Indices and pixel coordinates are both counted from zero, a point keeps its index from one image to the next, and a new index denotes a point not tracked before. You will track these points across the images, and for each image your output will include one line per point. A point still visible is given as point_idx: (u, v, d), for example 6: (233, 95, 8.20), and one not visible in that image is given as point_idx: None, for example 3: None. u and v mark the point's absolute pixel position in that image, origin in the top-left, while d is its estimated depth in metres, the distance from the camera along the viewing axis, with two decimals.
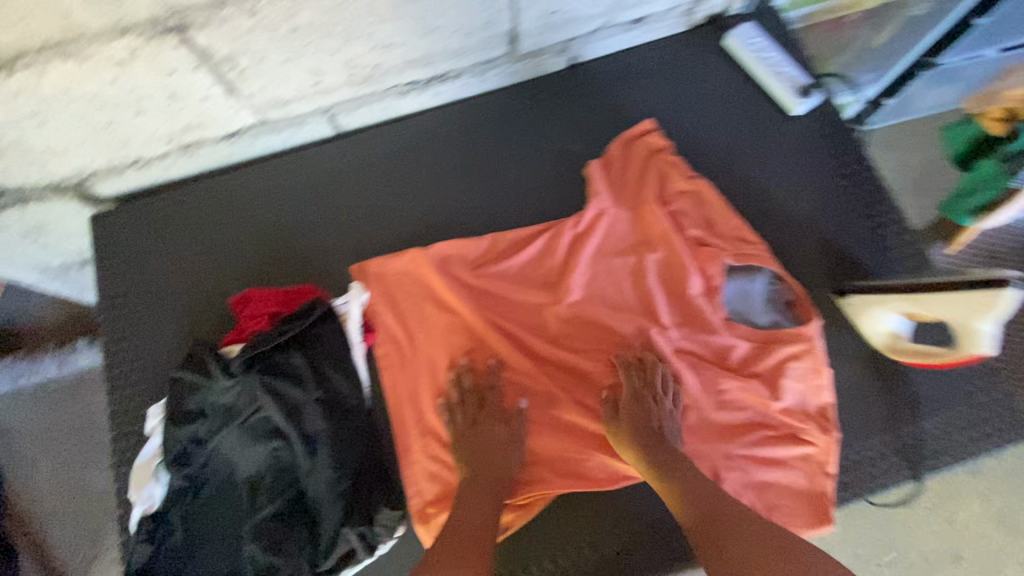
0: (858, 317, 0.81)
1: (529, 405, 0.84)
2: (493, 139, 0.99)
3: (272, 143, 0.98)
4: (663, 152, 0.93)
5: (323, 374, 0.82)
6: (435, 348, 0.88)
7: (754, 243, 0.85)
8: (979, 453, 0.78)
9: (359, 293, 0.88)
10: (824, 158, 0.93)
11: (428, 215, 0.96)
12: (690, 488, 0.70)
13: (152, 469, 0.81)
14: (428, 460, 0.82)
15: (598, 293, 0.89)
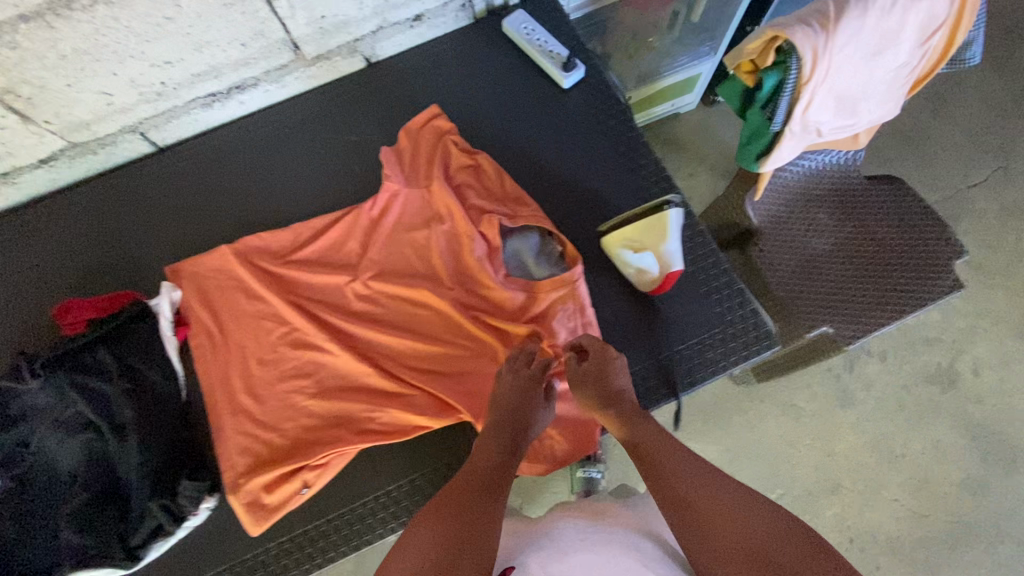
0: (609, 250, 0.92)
1: (332, 374, 0.91)
2: (301, 139, 1.08)
3: (92, 165, 1.05)
4: (449, 133, 1.02)
5: (132, 368, 0.89)
6: (245, 334, 0.94)
7: (525, 204, 0.94)
8: (729, 366, 0.87)
9: (169, 291, 0.95)
10: (592, 124, 1.03)
11: (242, 215, 1.03)
12: (660, 441, 0.72)
13: None
14: (239, 436, 0.88)
15: (394, 267, 0.97)
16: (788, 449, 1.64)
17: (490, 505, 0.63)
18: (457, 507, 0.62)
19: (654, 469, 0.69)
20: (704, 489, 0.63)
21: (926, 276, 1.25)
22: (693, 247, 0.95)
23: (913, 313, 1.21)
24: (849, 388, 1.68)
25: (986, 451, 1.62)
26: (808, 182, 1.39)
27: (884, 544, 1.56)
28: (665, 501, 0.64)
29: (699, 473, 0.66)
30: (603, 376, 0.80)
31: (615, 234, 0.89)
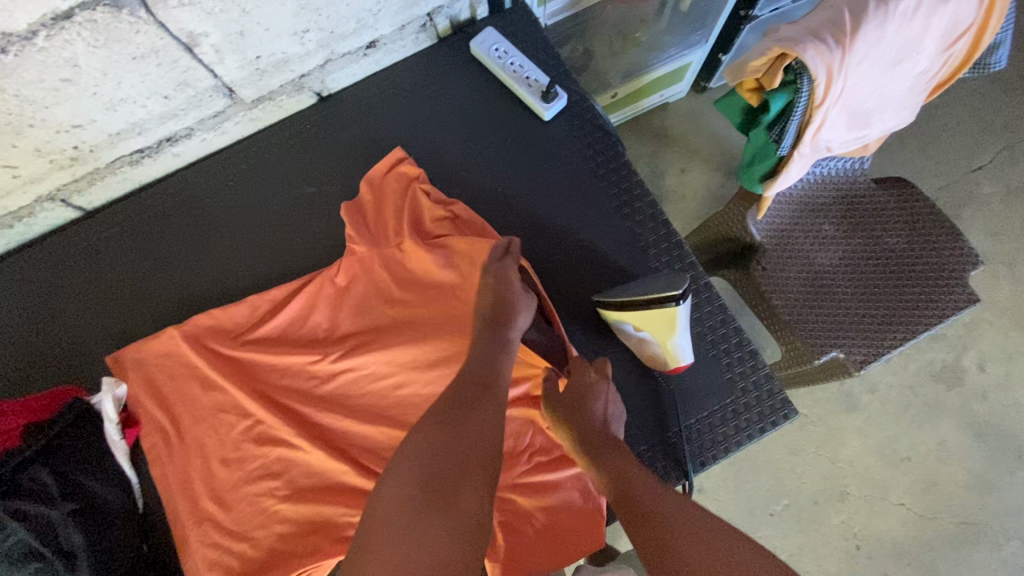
0: (610, 323, 0.83)
1: (305, 471, 0.82)
2: (249, 191, 0.94)
3: (10, 238, 0.91)
4: (417, 180, 0.89)
5: (76, 483, 0.78)
6: (204, 429, 0.84)
7: (521, 263, 0.82)
8: (743, 440, 0.79)
9: (111, 388, 0.83)
10: (578, 161, 0.92)
11: (190, 287, 0.91)
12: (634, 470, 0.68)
13: None
14: (208, 549, 0.79)
15: (366, 342, 0.86)
16: (792, 458, 1.60)
17: (484, 415, 0.67)
18: (458, 416, 0.66)
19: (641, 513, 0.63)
20: (689, 536, 0.60)
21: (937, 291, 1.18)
22: (698, 304, 0.85)
23: (926, 332, 1.15)
24: (853, 391, 1.63)
25: (990, 449, 1.59)
26: (813, 191, 1.28)
27: (890, 549, 1.54)
28: (646, 544, 0.61)
29: (683, 511, 0.63)
30: (579, 403, 0.74)
31: (617, 311, 0.79)
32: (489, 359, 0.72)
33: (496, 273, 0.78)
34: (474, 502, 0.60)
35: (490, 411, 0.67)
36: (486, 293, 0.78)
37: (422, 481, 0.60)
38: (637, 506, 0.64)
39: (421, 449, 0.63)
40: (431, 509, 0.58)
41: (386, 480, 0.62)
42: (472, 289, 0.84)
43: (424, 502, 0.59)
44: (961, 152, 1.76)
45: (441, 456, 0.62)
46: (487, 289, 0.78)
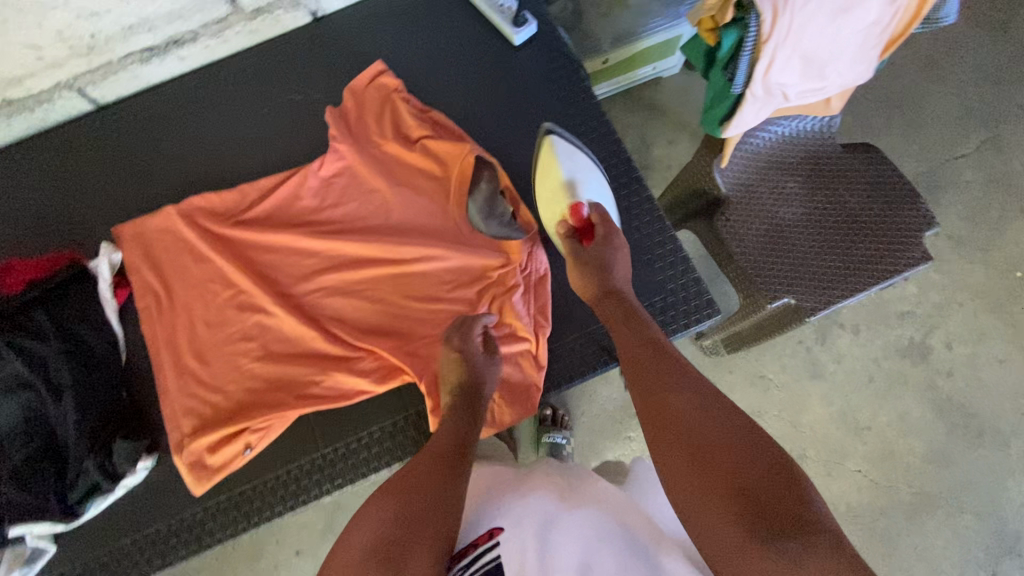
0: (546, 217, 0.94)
1: (276, 336, 0.90)
2: (247, 95, 1.04)
3: (31, 123, 1.02)
4: (397, 91, 0.98)
5: (68, 329, 0.88)
6: (189, 295, 0.93)
7: (488, 164, 0.94)
8: (670, 332, 0.87)
9: (108, 253, 0.94)
10: (543, 82, 1.00)
11: (187, 176, 1.00)
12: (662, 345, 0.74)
13: None
14: (185, 397, 0.88)
15: (341, 229, 0.95)
16: (754, 419, 1.65)
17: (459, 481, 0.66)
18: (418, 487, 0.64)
19: (665, 411, 0.64)
20: (710, 434, 0.60)
21: (888, 250, 1.25)
22: (640, 214, 0.93)
23: (875, 286, 1.21)
24: (819, 360, 1.68)
25: (951, 423, 1.62)
26: (780, 150, 1.34)
27: (844, 512, 1.58)
28: (660, 425, 0.64)
29: (714, 413, 0.62)
30: (602, 267, 0.82)
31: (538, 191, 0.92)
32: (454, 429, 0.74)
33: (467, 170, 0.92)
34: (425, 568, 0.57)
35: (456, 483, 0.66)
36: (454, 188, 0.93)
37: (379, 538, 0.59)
38: (663, 395, 0.66)
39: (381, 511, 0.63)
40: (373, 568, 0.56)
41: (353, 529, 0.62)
42: (447, 186, 0.94)
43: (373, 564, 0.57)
44: (946, 138, 1.80)
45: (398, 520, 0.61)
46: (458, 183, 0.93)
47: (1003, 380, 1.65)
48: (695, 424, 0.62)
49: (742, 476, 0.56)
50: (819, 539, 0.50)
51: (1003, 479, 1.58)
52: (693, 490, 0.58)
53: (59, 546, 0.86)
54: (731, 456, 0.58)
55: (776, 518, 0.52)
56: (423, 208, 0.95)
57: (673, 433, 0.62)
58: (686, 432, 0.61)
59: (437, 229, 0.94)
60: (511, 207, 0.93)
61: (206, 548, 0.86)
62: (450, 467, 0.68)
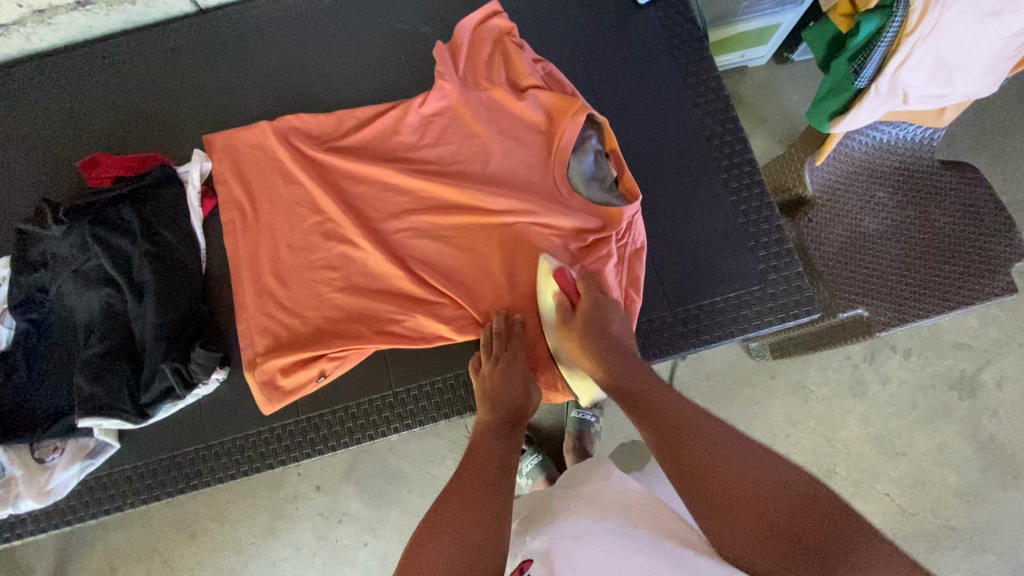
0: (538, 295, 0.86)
1: (360, 269, 0.89)
2: (352, 18, 1.01)
3: (130, 16, 0.99)
4: (510, 35, 0.95)
5: (155, 232, 0.87)
6: (276, 215, 0.91)
7: (598, 124, 0.90)
8: (762, 323, 0.85)
9: (200, 161, 0.92)
10: (662, 50, 0.97)
11: (282, 94, 0.98)
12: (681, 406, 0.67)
13: (43, 485, 0.82)
14: (263, 317, 0.88)
15: (437, 170, 0.92)
16: (788, 428, 1.60)
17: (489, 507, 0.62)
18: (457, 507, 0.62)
19: (680, 439, 0.62)
20: (729, 463, 0.57)
21: (981, 274, 1.17)
22: (746, 199, 0.90)
23: (958, 309, 1.15)
24: (865, 380, 1.61)
25: (990, 462, 1.55)
26: (874, 156, 1.27)
27: None
28: (680, 470, 0.59)
29: (734, 442, 0.59)
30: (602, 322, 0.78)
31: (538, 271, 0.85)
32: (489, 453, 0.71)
33: (575, 126, 0.88)
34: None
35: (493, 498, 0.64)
36: (560, 142, 0.89)
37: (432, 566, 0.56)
38: (683, 438, 0.62)
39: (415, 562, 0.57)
40: None
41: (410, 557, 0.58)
42: (552, 140, 0.91)
43: None
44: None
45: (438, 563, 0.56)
46: (564, 138, 0.89)
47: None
48: (715, 460, 0.58)
49: (779, 513, 0.52)
50: (877, 548, 0.48)
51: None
52: (731, 524, 0.54)
53: (122, 445, 0.87)
54: (760, 481, 0.55)
55: (814, 535, 0.50)
56: (524, 160, 0.92)
57: (698, 476, 0.57)
58: (706, 469, 0.58)
59: (534, 186, 0.90)
60: (619, 170, 0.88)
61: (269, 468, 0.86)
62: (484, 490, 0.65)
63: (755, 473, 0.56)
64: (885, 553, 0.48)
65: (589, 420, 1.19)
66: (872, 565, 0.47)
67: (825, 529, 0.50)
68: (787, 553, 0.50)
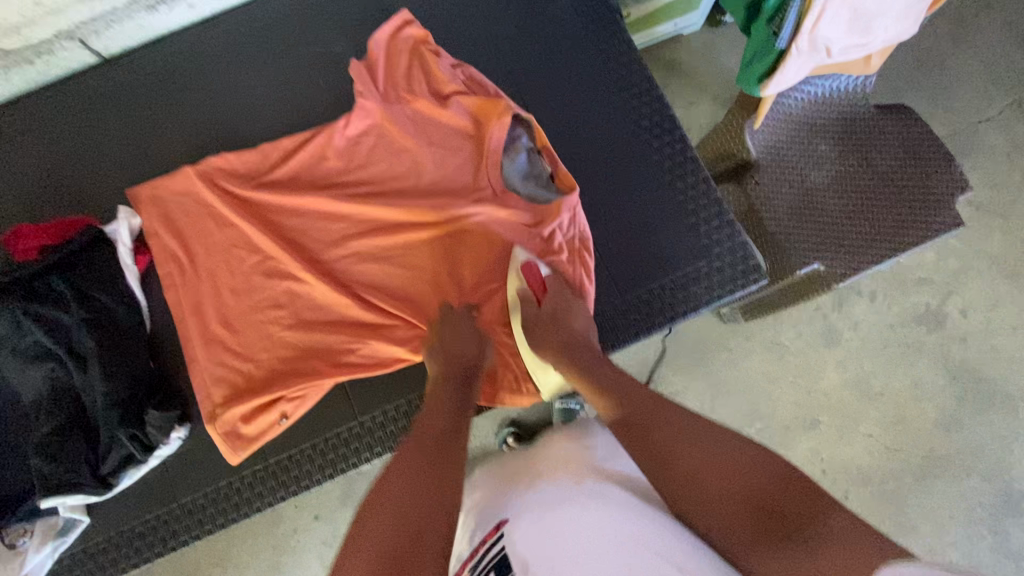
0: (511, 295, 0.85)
1: (308, 303, 0.88)
2: (263, 47, 0.98)
3: (31, 76, 0.95)
4: (425, 44, 0.94)
5: (90, 297, 0.85)
6: (215, 261, 0.89)
7: (525, 122, 0.89)
8: (713, 298, 0.85)
9: (127, 217, 0.90)
10: (580, 40, 0.97)
11: (202, 135, 0.95)
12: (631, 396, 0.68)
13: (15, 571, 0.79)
14: (215, 366, 0.86)
15: (371, 191, 0.91)
16: (769, 386, 1.55)
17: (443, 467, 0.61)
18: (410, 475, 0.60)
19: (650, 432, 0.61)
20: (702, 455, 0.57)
21: (929, 211, 1.17)
22: (682, 176, 0.90)
23: (916, 246, 1.14)
24: (836, 327, 1.57)
25: (965, 389, 1.53)
26: (814, 114, 1.28)
27: (858, 476, 1.50)
28: (650, 455, 0.60)
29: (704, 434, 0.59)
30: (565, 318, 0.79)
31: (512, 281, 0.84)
32: (444, 415, 0.70)
33: (502, 127, 0.87)
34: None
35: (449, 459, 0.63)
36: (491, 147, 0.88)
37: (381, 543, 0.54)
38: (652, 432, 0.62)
39: (368, 525, 0.56)
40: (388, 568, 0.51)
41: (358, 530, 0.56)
42: (482, 145, 0.90)
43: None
44: (993, 75, 1.57)
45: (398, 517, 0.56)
46: (494, 142, 0.88)
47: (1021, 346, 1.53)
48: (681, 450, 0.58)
49: (743, 486, 0.53)
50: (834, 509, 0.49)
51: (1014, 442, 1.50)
52: (708, 505, 0.54)
53: (92, 517, 0.85)
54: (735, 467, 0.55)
55: (785, 512, 0.51)
56: (457, 169, 0.91)
57: (659, 459, 0.59)
58: (678, 457, 0.58)
59: (471, 193, 0.89)
60: (552, 166, 0.88)
61: (244, 517, 0.85)
62: (438, 454, 0.63)
63: (733, 468, 0.55)
64: (847, 519, 0.47)
65: (576, 410, 1.18)
66: (841, 525, 0.47)
67: (790, 508, 0.51)
68: (761, 531, 0.50)
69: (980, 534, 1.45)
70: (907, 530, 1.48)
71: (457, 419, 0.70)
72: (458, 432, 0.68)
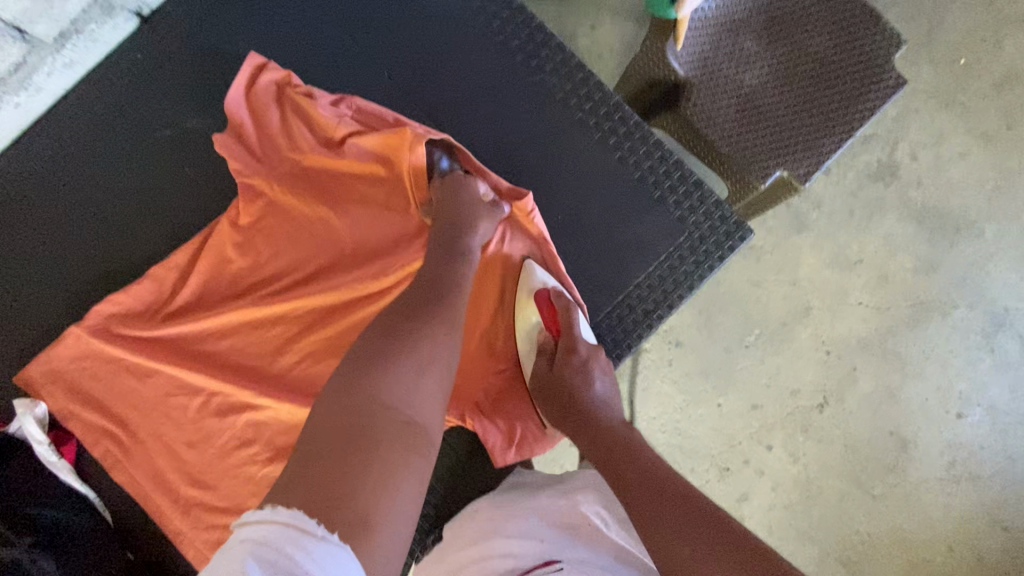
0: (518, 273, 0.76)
1: (278, 428, 0.76)
2: (101, 150, 0.80)
3: None
4: (291, 85, 0.77)
5: (27, 517, 0.71)
6: (154, 419, 0.76)
7: (441, 142, 0.76)
8: (704, 272, 0.78)
9: (29, 409, 0.74)
10: (467, 23, 0.83)
11: (77, 279, 0.79)
12: (603, 430, 0.66)
13: None
14: (204, 531, 0.75)
15: (300, 279, 0.78)
16: (755, 291, 1.26)
17: (432, 321, 0.60)
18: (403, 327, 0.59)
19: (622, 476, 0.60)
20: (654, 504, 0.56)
21: (873, 70, 0.98)
22: (631, 147, 0.80)
23: (872, 118, 0.96)
24: (801, 212, 1.28)
25: (931, 228, 1.28)
26: (726, 10, 1.05)
27: (856, 346, 1.25)
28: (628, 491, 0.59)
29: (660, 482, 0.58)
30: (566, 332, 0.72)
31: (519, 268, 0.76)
32: (439, 267, 0.66)
33: (418, 160, 0.74)
34: (400, 475, 0.48)
35: (438, 318, 0.60)
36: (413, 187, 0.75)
37: (365, 394, 0.52)
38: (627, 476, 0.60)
39: (339, 388, 0.53)
40: (367, 418, 0.51)
41: (342, 370, 0.55)
42: (402, 185, 0.77)
43: (358, 428, 0.50)
44: None
45: (366, 398, 0.52)
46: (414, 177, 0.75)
47: (973, 170, 1.29)
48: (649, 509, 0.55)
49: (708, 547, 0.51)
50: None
51: (989, 265, 1.27)
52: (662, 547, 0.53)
53: None
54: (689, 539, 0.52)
55: None
56: (386, 222, 0.78)
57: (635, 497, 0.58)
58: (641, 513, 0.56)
59: (410, 242, 0.77)
60: (492, 182, 0.76)
61: None
62: (424, 307, 0.61)
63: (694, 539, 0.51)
64: None
65: None
66: None
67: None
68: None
69: (980, 360, 1.25)
70: (909, 376, 1.24)
71: (444, 298, 0.63)
72: (450, 284, 0.65)
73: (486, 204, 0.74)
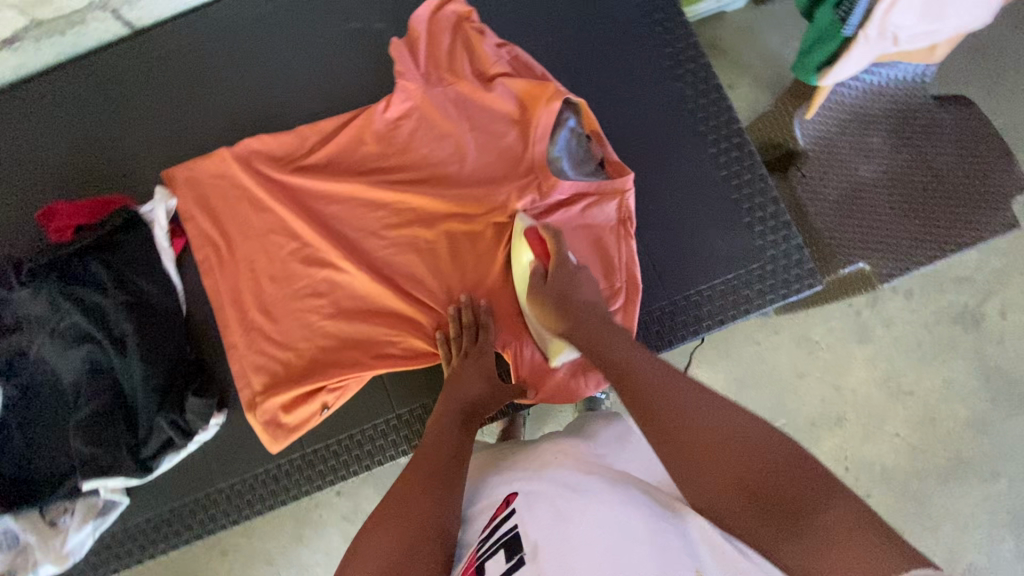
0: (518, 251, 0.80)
1: (347, 291, 0.85)
2: (298, 23, 0.95)
3: (61, 48, 0.93)
4: (469, 20, 0.89)
5: (127, 281, 0.84)
6: (252, 246, 0.87)
7: (573, 103, 0.85)
8: (763, 304, 0.83)
9: (165, 199, 0.87)
10: (631, 24, 0.92)
11: (239, 114, 0.92)
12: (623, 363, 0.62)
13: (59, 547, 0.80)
14: (254, 354, 0.84)
15: (414, 177, 0.88)
16: (796, 380, 1.25)
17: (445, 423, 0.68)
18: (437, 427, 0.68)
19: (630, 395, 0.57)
20: (704, 435, 0.49)
21: (986, 200, 0.97)
22: (737, 173, 0.87)
23: (973, 245, 0.95)
24: (868, 323, 1.26)
25: (996, 390, 1.23)
26: (867, 99, 1.05)
27: (877, 472, 1.21)
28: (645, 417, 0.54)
29: (708, 401, 0.52)
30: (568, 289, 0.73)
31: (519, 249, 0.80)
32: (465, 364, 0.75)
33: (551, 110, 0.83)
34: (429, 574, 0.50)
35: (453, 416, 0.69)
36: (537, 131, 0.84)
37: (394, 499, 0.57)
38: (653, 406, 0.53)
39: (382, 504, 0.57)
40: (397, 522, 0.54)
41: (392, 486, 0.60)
42: (528, 129, 0.86)
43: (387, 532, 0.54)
44: None
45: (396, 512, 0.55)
46: (543, 122, 0.84)
47: None
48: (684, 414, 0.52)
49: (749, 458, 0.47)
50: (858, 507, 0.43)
51: None
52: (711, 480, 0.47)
53: (132, 498, 0.85)
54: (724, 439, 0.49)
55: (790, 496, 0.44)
56: (502, 156, 0.87)
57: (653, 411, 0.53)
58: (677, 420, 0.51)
59: (517, 179, 0.85)
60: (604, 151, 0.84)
61: (283, 503, 0.84)
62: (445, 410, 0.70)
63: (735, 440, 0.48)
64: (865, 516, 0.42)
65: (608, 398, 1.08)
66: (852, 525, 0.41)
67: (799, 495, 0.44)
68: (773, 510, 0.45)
69: (1002, 539, 1.18)
70: (921, 524, 1.19)
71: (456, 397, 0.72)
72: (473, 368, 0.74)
73: (590, 168, 0.84)
